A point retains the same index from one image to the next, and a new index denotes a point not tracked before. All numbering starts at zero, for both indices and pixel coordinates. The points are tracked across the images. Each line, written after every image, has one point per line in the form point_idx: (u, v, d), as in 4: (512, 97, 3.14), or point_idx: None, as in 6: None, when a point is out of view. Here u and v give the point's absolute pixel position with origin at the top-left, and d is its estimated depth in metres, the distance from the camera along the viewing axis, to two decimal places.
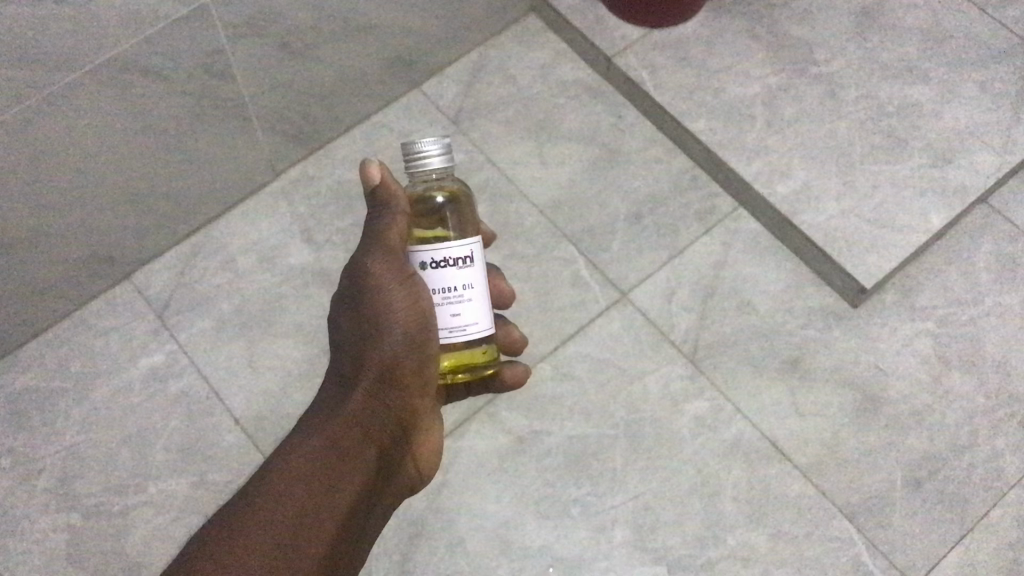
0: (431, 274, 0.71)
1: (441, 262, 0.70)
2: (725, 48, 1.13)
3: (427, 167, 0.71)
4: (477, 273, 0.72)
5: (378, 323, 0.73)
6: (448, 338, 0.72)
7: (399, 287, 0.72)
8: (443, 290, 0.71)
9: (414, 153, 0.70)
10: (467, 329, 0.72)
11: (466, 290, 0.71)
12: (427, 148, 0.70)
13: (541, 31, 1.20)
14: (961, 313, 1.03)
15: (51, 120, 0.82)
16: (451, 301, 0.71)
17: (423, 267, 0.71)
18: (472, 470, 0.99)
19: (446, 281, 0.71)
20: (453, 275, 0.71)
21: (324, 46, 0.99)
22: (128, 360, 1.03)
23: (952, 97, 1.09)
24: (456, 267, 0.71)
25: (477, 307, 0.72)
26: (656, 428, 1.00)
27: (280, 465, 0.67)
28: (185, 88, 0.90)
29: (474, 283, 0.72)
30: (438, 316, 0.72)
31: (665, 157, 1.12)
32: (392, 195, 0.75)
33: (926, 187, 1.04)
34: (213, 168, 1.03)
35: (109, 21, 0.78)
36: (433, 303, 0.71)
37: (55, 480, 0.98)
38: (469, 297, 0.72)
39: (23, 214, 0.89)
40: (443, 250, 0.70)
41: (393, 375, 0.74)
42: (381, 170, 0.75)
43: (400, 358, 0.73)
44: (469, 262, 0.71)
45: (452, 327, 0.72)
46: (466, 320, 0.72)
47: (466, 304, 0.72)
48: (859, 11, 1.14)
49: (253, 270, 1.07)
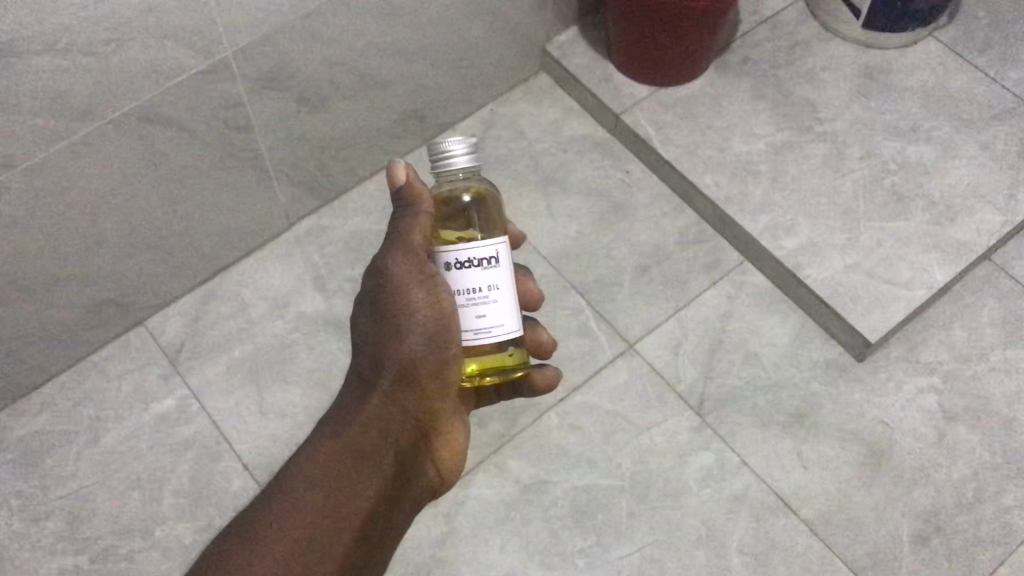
0: (455, 274, 0.67)
1: (464, 262, 0.67)
2: (731, 106, 1.15)
3: (452, 167, 0.68)
4: (504, 274, 0.68)
5: (396, 325, 0.71)
6: (474, 340, 0.69)
7: (419, 287, 0.69)
8: (467, 290, 0.67)
9: (438, 152, 0.68)
10: (492, 331, 0.69)
11: (491, 292, 0.68)
12: (451, 146, 0.68)
13: (551, 88, 1.23)
14: (967, 368, 1.04)
15: (74, 167, 0.85)
16: (476, 302, 0.68)
17: (447, 266, 0.68)
18: (478, 518, 0.99)
19: (470, 281, 0.67)
20: (478, 276, 0.67)
21: (340, 99, 1.02)
22: (139, 405, 1.04)
23: (955, 156, 1.11)
24: (481, 267, 0.67)
25: (503, 309, 0.68)
26: (663, 479, 1.00)
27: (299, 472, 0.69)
28: (205, 139, 0.93)
29: (500, 283, 0.68)
30: (463, 318, 0.68)
31: (671, 211, 1.14)
32: (419, 196, 0.71)
33: (929, 243, 1.06)
34: (230, 216, 1.05)
35: (133, 73, 0.81)
36: (457, 304, 0.68)
37: (62, 523, 0.98)
38: (494, 298, 0.68)
39: (43, 257, 0.91)
40: (467, 249, 0.67)
41: (412, 379, 0.72)
42: (408, 171, 0.72)
43: (419, 362, 0.71)
44: (494, 262, 0.68)
45: (476, 329, 0.68)
46: (492, 321, 0.68)
47: (491, 305, 0.68)
48: (862, 72, 1.17)
49: (265, 316, 1.09)
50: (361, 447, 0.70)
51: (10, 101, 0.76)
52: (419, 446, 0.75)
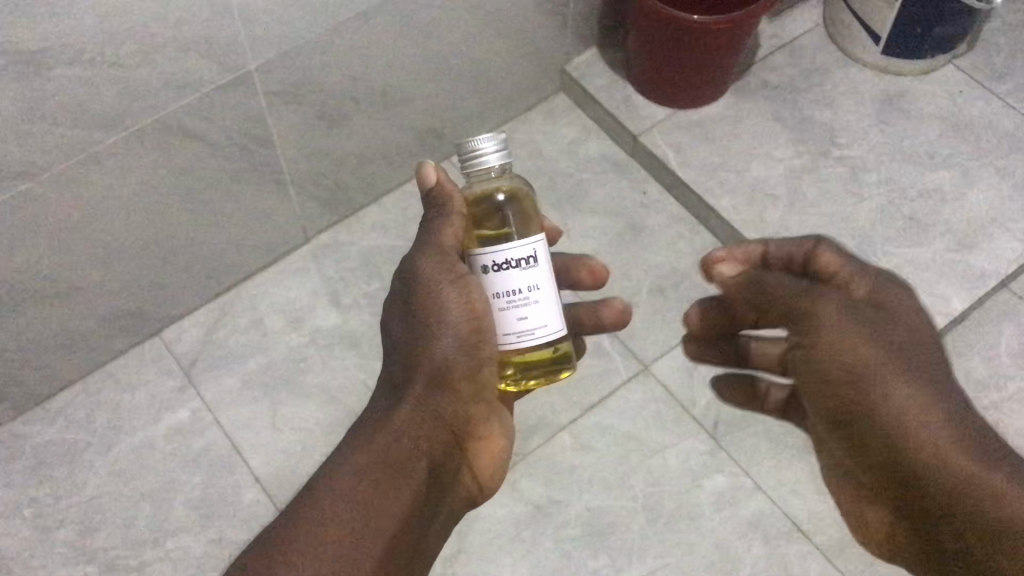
0: (494, 278, 0.68)
1: (502, 264, 0.68)
2: (749, 129, 1.16)
3: (482, 165, 0.67)
4: (543, 273, 0.69)
5: (432, 324, 0.70)
6: (516, 343, 0.69)
7: (454, 286, 0.70)
8: (507, 292, 0.68)
9: (469, 151, 0.67)
10: (536, 333, 0.69)
11: (531, 292, 0.68)
12: (481, 145, 0.67)
13: (569, 108, 1.23)
14: (984, 396, 1.03)
15: (97, 177, 0.85)
16: (517, 304, 0.68)
17: (484, 270, 0.68)
18: (490, 537, 0.98)
19: (510, 284, 0.68)
20: (517, 277, 0.68)
21: (360, 115, 1.03)
22: (153, 416, 1.04)
23: (974, 183, 1.11)
24: (520, 269, 0.68)
25: (545, 309, 0.69)
26: (676, 502, 0.99)
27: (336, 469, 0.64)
28: (227, 152, 0.94)
29: (540, 283, 0.69)
30: (505, 321, 0.69)
31: (688, 233, 1.14)
32: (450, 197, 0.73)
33: (947, 270, 1.06)
34: (249, 229, 1.06)
35: (159, 85, 0.82)
36: (497, 307, 0.69)
37: (74, 533, 0.98)
38: (535, 299, 0.69)
39: (62, 265, 0.92)
40: (505, 251, 0.67)
41: (447, 379, 0.71)
42: (438, 175, 0.74)
43: (454, 362, 0.70)
44: (533, 262, 0.68)
45: (519, 332, 0.69)
46: (534, 323, 0.69)
47: (532, 307, 0.69)
48: (881, 98, 1.17)
49: (281, 330, 1.09)
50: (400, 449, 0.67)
51: (37, 110, 0.76)
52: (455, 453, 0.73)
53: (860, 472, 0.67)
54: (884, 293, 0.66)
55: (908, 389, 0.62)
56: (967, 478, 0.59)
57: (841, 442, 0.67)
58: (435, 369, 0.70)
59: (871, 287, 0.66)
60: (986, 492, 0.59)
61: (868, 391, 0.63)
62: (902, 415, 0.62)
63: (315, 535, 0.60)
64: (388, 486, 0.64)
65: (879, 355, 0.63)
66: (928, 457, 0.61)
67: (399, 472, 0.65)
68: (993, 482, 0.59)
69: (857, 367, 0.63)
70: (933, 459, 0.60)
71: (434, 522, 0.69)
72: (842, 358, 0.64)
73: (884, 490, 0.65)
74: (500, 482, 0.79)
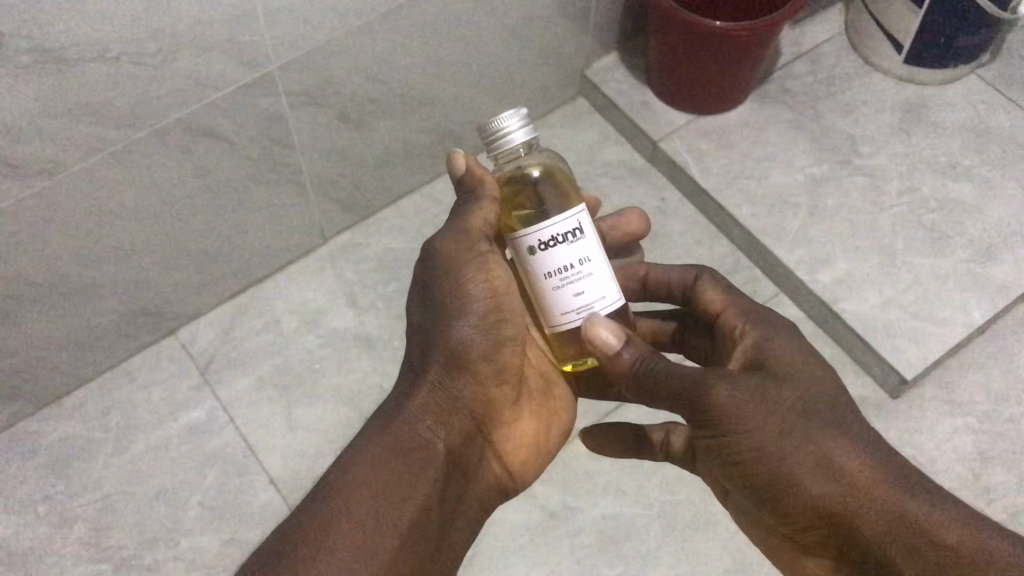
0: (543, 257, 0.64)
1: (549, 242, 0.64)
2: (769, 136, 1.15)
3: (510, 144, 0.66)
4: (593, 244, 0.65)
5: (449, 308, 0.69)
6: (579, 320, 0.66)
7: (473, 268, 0.70)
8: (560, 269, 0.64)
9: (493, 130, 0.66)
10: (596, 306, 0.66)
11: (584, 265, 0.65)
12: (506, 124, 0.66)
13: (589, 113, 1.23)
14: (1004, 410, 1.02)
15: (119, 175, 0.85)
16: (572, 280, 0.65)
17: (532, 250, 0.65)
18: (504, 542, 0.98)
19: (561, 260, 0.64)
20: (567, 253, 0.64)
21: (380, 116, 1.03)
22: (168, 415, 1.04)
23: (996, 194, 1.10)
24: (567, 243, 0.64)
25: (600, 280, 0.66)
26: (691, 510, 0.99)
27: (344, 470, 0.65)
28: (247, 151, 0.94)
29: (591, 254, 0.65)
30: (562, 298, 0.65)
31: (706, 240, 1.14)
32: (482, 181, 0.71)
33: (968, 281, 1.05)
34: (267, 230, 1.06)
35: (182, 84, 0.81)
36: (552, 286, 0.65)
37: (88, 531, 0.98)
38: (589, 272, 0.65)
39: (81, 263, 0.92)
40: (549, 228, 0.64)
41: (464, 364, 0.70)
42: (469, 160, 0.72)
43: (471, 345, 0.70)
44: (580, 234, 0.64)
45: (578, 308, 0.65)
46: (593, 296, 0.65)
47: (588, 280, 0.65)
48: (902, 107, 1.17)
49: (298, 331, 1.09)
50: (411, 443, 0.67)
51: (61, 107, 0.76)
52: (476, 437, 0.72)
53: (791, 535, 0.65)
54: (772, 340, 0.67)
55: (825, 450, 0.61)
56: (907, 525, 0.59)
57: (766, 511, 0.65)
58: (452, 354, 0.69)
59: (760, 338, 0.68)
60: (924, 537, 0.59)
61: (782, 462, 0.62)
62: (828, 478, 0.61)
63: (325, 538, 0.61)
64: (397, 485, 0.65)
65: (785, 420, 0.62)
66: (865, 516, 0.60)
67: (409, 469, 0.66)
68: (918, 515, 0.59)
69: (763, 435, 0.62)
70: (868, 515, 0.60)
71: (452, 511, 0.69)
72: (757, 436, 0.62)
73: (819, 544, 0.64)
74: (535, 463, 0.78)
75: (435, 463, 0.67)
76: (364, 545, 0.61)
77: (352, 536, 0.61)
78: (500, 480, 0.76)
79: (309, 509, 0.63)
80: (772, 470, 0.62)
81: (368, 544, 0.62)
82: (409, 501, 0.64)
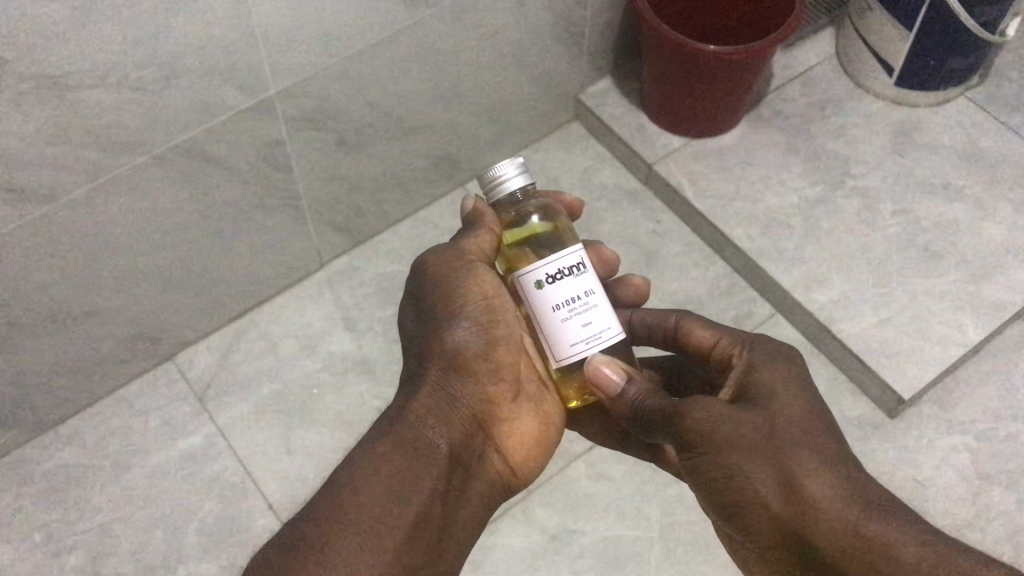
0: (549, 290, 0.64)
1: (555, 275, 0.64)
2: (763, 158, 1.16)
3: (505, 190, 0.67)
4: (594, 277, 0.65)
5: (442, 313, 0.70)
6: (587, 351, 0.65)
7: (466, 276, 0.69)
8: (566, 301, 0.64)
9: (490, 178, 0.67)
10: (602, 337, 0.65)
11: (589, 297, 0.65)
12: (501, 171, 0.67)
13: (584, 137, 1.24)
14: (1001, 428, 1.02)
15: (118, 201, 0.86)
16: (577, 312, 0.64)
17: (538, 284, 0.64)
18: (505, 567, 0.97)
19: (565, 294, 0.64)
20: (572, 285, 0.64)
21: (378, 142, 1.03)
22: (165, 441, 1.04)
23: (987, 214, 1.11)
24: (572, 276, 0.64)
25: (605, 311, 0.65)
26: (692, 531, 0.98)
27: (349, 474, 0.65)
28: (244, 177, 0.94)
29: (594, 287, 0.65)
30: (567, 330, 0.65)
31: (702, 261, 1.15)
32: (482, 215, 0.71)
33: (963, 302, 1.05)
34: (264, 255, 1.06)
35: (182, 109, 0.82)
36: (557, 319, 0.64)
37: (85, 559, 0.97)
38: (594, 303, 0.65)
39: (77, 288, 0.91)
40: (555, 261, 0.64)
41: (460, 366, 0.70)
42: (478, 203, 0.72)
43: (465, 346, 0.70)
44: (583, 269, 0.65)
45: (586, 338, 0.65)
46: (599, 327, 0.65)
47: (594, 311, 0.65)
48: (893, 129, 1.18)
49: (295, 355, 1.09)
50: (413, 444, 0.67)
51: (60, 133, 0.76)
52: (478, 436, 0.72)
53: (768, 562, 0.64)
54: (757, 370, 0.66)
55: (790, 472, 0.61)
56: (865, 541, 0.59)
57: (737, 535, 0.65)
58: (446, 355, 0.69)
59: (753, 360, 0.67)
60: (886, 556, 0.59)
61: (752, 480, 0.61)
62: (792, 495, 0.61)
63: (335, 539, 0.61)
64: (402, 486, 0.65)
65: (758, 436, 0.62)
66: (826, 534, 0.60)
67: (414, 470, 0.66)
68: (880, 534, 0.59)
69: (736, 450, 0.62)
70: (828, 531, 0.60)
71: (457, 509, 0.69)
72: (727, 455, 0.62)
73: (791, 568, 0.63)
74: (541, 461, 0.76)
75: (438, 461, 0.67)
76: (372, 546, 0.62)
77: (363, 537, 0.62)
78: (505, 478, 0.75)
79: (315, 513, 0.63)
80: (740, 489, 0.62)
81: (375, 545, 0.62)
82: (415, 501, 0.65)
